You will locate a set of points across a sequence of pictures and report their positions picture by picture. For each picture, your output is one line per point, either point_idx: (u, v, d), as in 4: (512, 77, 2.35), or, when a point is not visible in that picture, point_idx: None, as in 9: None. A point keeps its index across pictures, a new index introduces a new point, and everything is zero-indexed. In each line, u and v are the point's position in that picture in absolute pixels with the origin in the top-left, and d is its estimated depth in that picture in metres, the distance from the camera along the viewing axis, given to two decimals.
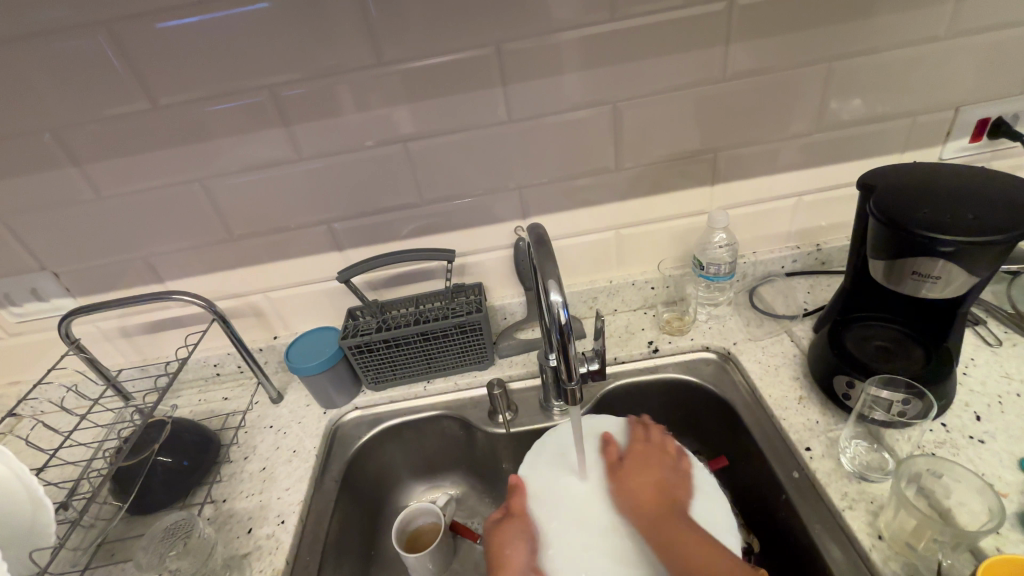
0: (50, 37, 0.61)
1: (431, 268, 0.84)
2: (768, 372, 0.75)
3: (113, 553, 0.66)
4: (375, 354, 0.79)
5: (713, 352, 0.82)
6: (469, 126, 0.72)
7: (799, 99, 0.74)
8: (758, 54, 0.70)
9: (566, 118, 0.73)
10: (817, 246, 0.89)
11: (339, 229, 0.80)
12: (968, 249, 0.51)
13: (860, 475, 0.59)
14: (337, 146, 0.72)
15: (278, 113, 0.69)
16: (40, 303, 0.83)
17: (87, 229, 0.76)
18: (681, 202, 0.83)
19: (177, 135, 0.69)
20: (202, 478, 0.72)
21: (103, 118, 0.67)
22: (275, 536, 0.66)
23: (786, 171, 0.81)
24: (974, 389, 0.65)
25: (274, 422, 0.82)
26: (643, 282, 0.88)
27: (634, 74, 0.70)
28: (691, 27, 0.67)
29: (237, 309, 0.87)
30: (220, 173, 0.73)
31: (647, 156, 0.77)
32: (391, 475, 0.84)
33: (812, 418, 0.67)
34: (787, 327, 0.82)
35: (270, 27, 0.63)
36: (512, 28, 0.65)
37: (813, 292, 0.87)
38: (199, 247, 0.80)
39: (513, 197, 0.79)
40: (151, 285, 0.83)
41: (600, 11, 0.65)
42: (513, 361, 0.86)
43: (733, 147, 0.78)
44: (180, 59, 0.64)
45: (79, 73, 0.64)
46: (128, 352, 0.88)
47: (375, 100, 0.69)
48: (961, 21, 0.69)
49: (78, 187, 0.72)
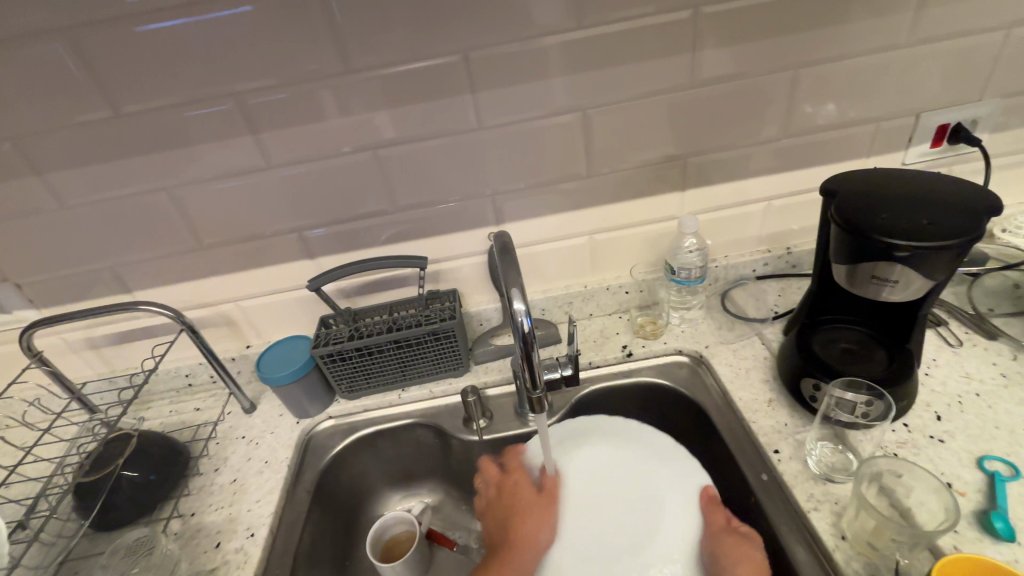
0: (6, 44, 0.60)
1: (405, 275, 0.84)
2: (739, 375, 0.76)
3: (76, 570, 0.64)
4: (349, 362, 0.78)
5: (686, 355, 0.83)
6: (441, 133, 0.72)
7: (765, 106, 0.75)
8: (725, 62, 0.71)
9: (536, 125, 0.73)
10: (788, 250, 0.90)
11: (310, 237, 0.79)
12: (923, 253, 0.52)
13: (826, 477, 0.60)
14: (306, 153, 0.72)
15: (246, 120, 0.68)
16: (1, 315, 0.81)
17: (50, 238, 0.75)
18: (653, 207, 0.83)
19: (142, 143, 0.68)
20: (169, 492, 0.70)
21: (63, 126, 0.66)
22: (244, 549, 0.65)
23: (755, 176, 0.82)
24: (936, 389, 0.67)
25: (246, 432, 0.80)
26: (617, 287, 0.89)
27: (603, 81, 0.70)
28: (659, 35, 0.68)
29: (208, 318, 0.86)
30: (187, 181, 0.72)
31: (618, 163, 0.78)
32: (367, 484, 0.83)
33: (781, 420, 0.68)
34: (758, 330, 0.83)
35: (234, 34, 0.62)
36: (480, 36, 0.65)
37: (784, 295, 0.89)
38: (167, 256, 0.78)
39: (486, 204, 0.79)
40: (118, 295, 0.82)
41: (567, 19, 0.65)
42: (488, 367, 0.86)
43: (703, 152, 0.79)
44: (143, 66, 0.63)
45: (38, 81, 0.63)
46: (95, 363, 0.86)
47: (344, 108, 0.69)
48: (920, 29, 0.71)
49: (40, 196, 0.71)
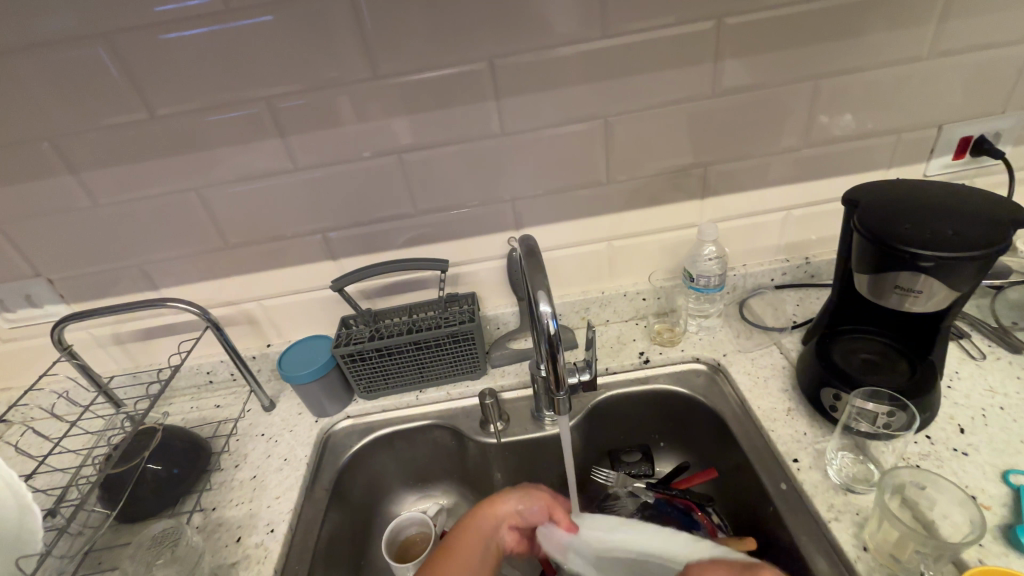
0: (50, 47, 0.62)
1: (425, 278, 0.85)
2: (756, 384, 0.76)
3: (100, 561, 0.66)
4: (368, 363, 0.79)
5: (703, 363, 0.83)
6: (465, 139, 0.73)
7: (787, 114, 0.75)
8: (749, 70, 0.71)
9: (558, 132, 0.74)
10: (806, 259, 0.90)
11: (333, 238, 0.81)
12: (947, 264, 0.52)
13: (846, 487, 0.60)
14: (332, 156, 0.73)
15: (274, 123, 0.70)
16: (33, 310, 0.83)
17: (82, 236, 0.77)
18: (673, 215, 0.84)
19: (174, 144, 0.70)
20: (191, 486, 0.72)
21: (100, 127, 0.68)
22: (264, 544, 0.65)
23: (774, 185, 0.83)
24: (959, 402, 0.66)
25: (265, 430, 0.82)
26: (635, 294, 0.90)
27: (626, 90, 0.71)
28: (681, 44, 0.68)
29: (231, 316, 0.87)
30: (216, 182, 0.74)
31: (638, 171, 0.79)
32: (383, 484, 0.84)
33: (800, 430, 0.68)
34: (776, 339, 0.83)
35: (268, 40, 0.64)
36: (506, 44, 0.67)
37: (802, 305, 0.88)
38: (194, 255, 0.80)
39: (507, 209, 0.80)
40: (145, 292, 0.83)
41: (592, 28, 0.66)
42: (505, 370, 0.86)
43: (723, 161, 0.79)
44: (180, 70, 0.65)
45: (78, 83, 0.65)
46: (120, 358, 0.88)
47: (370, 112, 0.70)
48: (944, 41, 0.71)
49: (76, 194, 0.73)
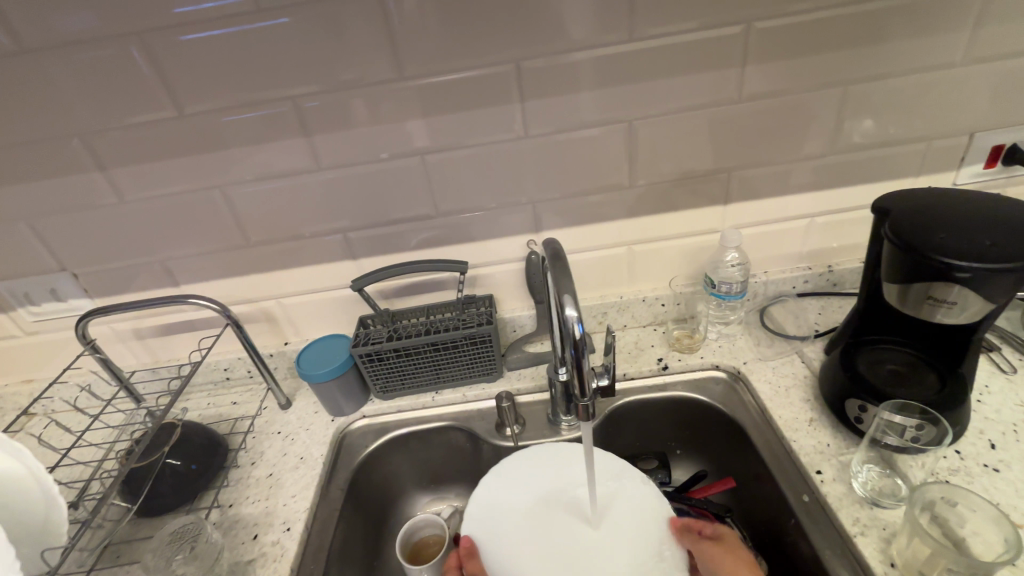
0: (82, 46, 0.63)
1: (443, 279, 0.85)
2: (778, 393, 0.75)
3: (119, 555, 0.66)
4: (385, 363, 0.79)
5: (723, 370, 0.82)
6: (486, 141, 0.73)
7: (814, 120, 0.74)
8: (775, 76, 0.71)
9: (580, 135, 0.74)
10: (829, 268, 0.88)
11: (354, 238, 0.81)
12: (983, 275, 0.51)
13: (872, 501, 0.59)
14: (355, 157, 0.73)
15: (299, 123, 0.70)
16: (57, 304, 0.84)
17: (107, 232, 0.78)
18: (695, 220, 0.83)
19: (199, 143, 0.71)
20: (209, 482, 0.72)
21: (128, 125, 0.69)
22: (281, 542, 0.65)
23: (799, 191, 0.81)
24: (989, 417, 0.65)
25: (282, 427, 0.82)
26: (654, 299, 0.89)
27: (650, 94, 0.71)
28: (707, 48, 0.68)
29: (250, 314, 0.88)
30: (240, 181, 0.74)
31: (661, 175, 0.78)
32: (397, 485, 0.84)
33: (824, 441, 0.67)
34: (798, 348, 0.81)
35: (294, 41, 0.64)
36: (530, 47, 0.66)
37: (825, 313, 0.87)
38: (216, 253, 0.81)
39: (527, 211, 0.80)
40: (167, 288, 0.84)
41: (617, 31, 0.66)
42: (522, 373, 0.86)
43: (747, 167, 0.78)
44: (207, 69, 0.65)
45: (107, 81, 0.66)
46: (141, 353, 0.89)
47: (395, 113, 0.70)
48: (978, 48, 0.70)
49: (103, 190, 0.74)
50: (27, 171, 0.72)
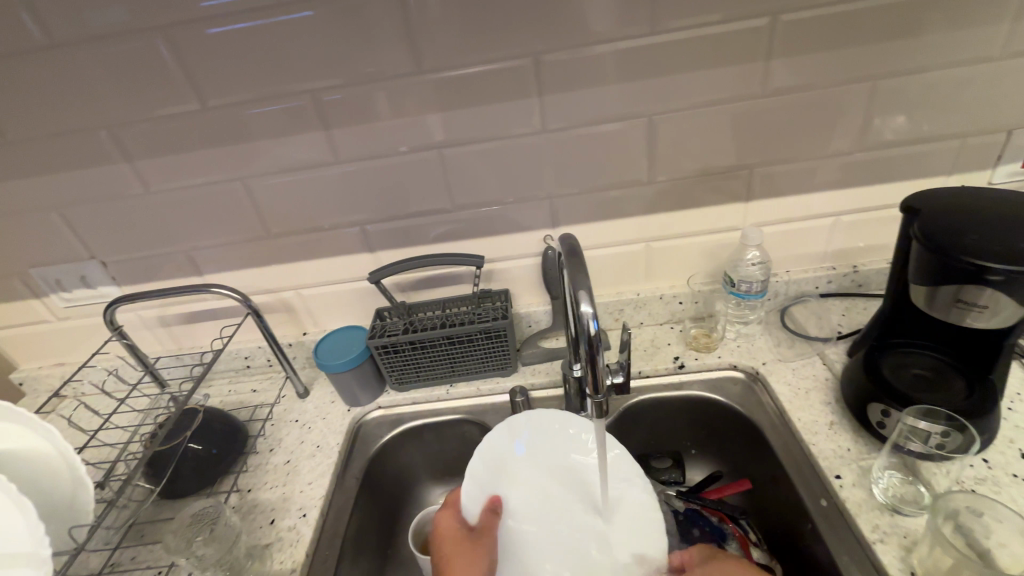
0: (110, 40, 0.65)
1: (459, 273, 0.85)
2: (798, 395, 0.73)
3: (142, 534, 0.69)
4: (401, 355, 0.80)
5: (741, 371, 0.81)
6: (504, 136, 0.73)
7: (841, 116, 0.72)
8: (801, 70, 0.69)
9: (598, 130, 0.73)
10: (854, 268, 0.86)
11: (371, 231, 0.82)
12: (1017, 278, 0.49)
13: (893, 508, 0.57)
14: (373, 150, 0.74)
15: (319, 116, 0.71)
16: (86, 290, 0.87)
17: (133, 222, 0.80)
18: (716, 217, 0.82)
19: (221, 135, 0.72)
20: (228, 467, 0.74)
21: (153, 117, 0.70)
22: (297, 528, 0.67)
23: (823, 189, 0.79)
24: (1020, 425, 0.62)
25: (299, 416, 0.83)
26: (672, 297, 0.88)
27: (670, 88, 0.70)
28: (731, 41, 0.66)
29: (270, 304, 0.90)
30: (260, 173, 0.76)
31: (681, 171, 0.77)
32: (411, 475, 0.85)
33: (843, 445, 0.65)
34: (820, 350, 0.79)
35: (313, 33, 0.65)
36: (549, 41, 0.66)
37: (848, 315, 0.85)
38: (238, 243, 0.83)
39: (544, 207, 0.80)
40: (190, 277, 0.86)
41: (638, 25, 0.65)
42: (536, 369, 0.86)
43: (770, 163, 0.76)
44: (229, 63, 0.67)
45: (133, 74, 0.67)
46: (165, 339, 0.92)
47: (413, 107, 0.70)
48: (1019, 41, 0.66)
49: (129, 181, 0.76)
50: (58, 162, 0.74)
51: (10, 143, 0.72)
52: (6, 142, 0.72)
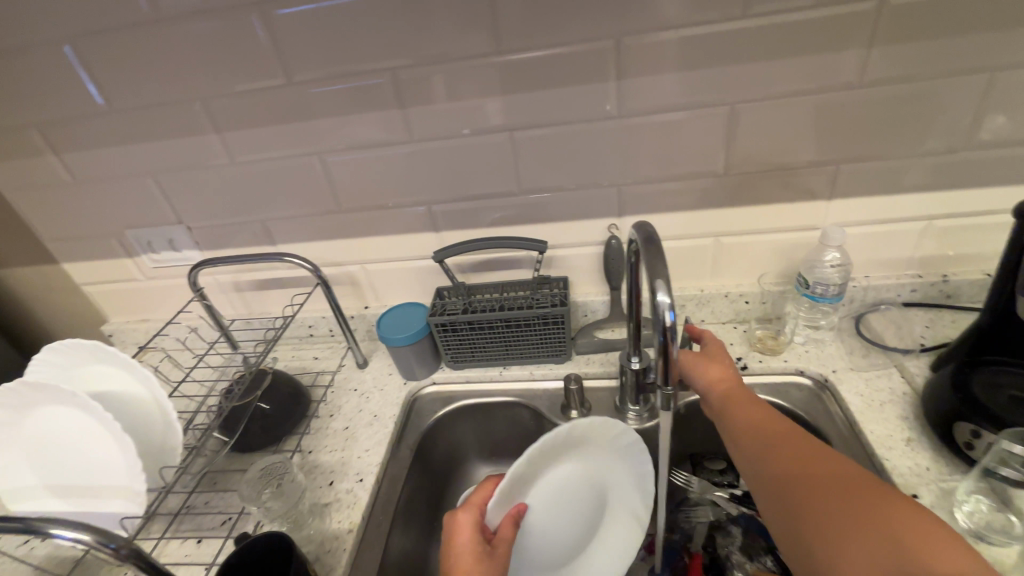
0: (209, 14, 0.68)
1: (520, 258, 0.86)
2: (870, 407, 0.69)
3: (214, 482, 0.74)
4: (458, 335, 0.81)
5: (808, 377, 0.77)
6: (577, 120, 0.72)
7: (946, 112, 0.67)
8: (907, 59, 0.63)
9: (675, 118, 0.70)
10: (944, 278, 0.80)
11: (437, 211, 0.83)
12: None
13: (977, 535, 0.53)
14: (446, 130, 0.75)
15: (396, 95, 0.72)
16: (171, 252, 0.93)
17: (217, 190, 0.85)
18: (794, 214, 0.78)
19: (304, 110, 0.75)
20: (293, 427, 0.78)
21: (243, 91, 0.74)
22: (354, 491, 0.70)
23: (917, 191, 0.74)
24: None
25: (358, 385, 0.87)
26: (738, 295, 0.85)
27: (757, 75, 0.66)
28: (830, 26, 0.62)
29: (336, 277, 0.93)
30: (337, 149, 0.78)
31: (760, 163, 0.73)
32: (460, 452, 0.87)
33: (922, 463, 0.61)
34: (898, 362, 0.75)
35: (398, 12, 0.66)
36: (633, 22, 0.64)
37: (933, 327, 0.79)
38: (311, 216, 0.86)
39: (611, 195, 0.78)
40: (265, 246, 0.91)
41: (729, 7, 0.62)
42: (590, 358, 0.85)
43: (860, 160, 0.72)
44: (316, 40, 0.69)
45: (227, 48, 0.70)
46: (238, 304, 0.97)
47: (488, 88, 0.70)
48: None
49: (217, 152, 0.80)
50: (156, 131, 0.79)
51: (115, 111, 0.78)
52: (112, 110, 0.78)
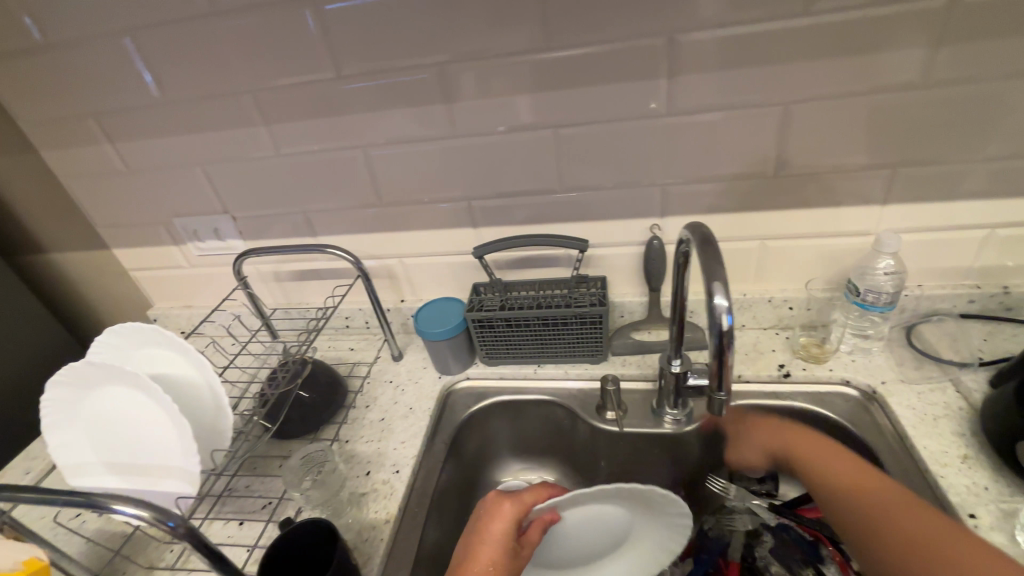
0: (263, 9, 0.69)
1: (559, 256, 0.85)
2: (923, 421, 0.67)
3: (254, 466, 0.75)
4: (494, 331, 0.81)
5: (855, 388, 0.75)
6: (623, 118, 0.71)
7: (1017, 116, 0.63)
8: (977, 59, 0.61)
9: (726, 117, 0.69)
10: (1004, 289, 0.77)
11: (477, 207, 0.83)
12: None
13: None
14: (490, 126, 0.75)
15: (443, 90, 0.72)
16: (216, 241, 0.96)
17: (263, 182, 0.86)
18: (845, 219, 0.75)
19: (351, 103, 0.76)
20: (331, 416, 0.79)
21: (293, 84, 0.75)
22: (391, 482, 0.70)
23: (979, 198, 0.71)
24: None
25: (393, 377, 0.88)
26: (782, 300, 0.83)
27: (815, 74, 0.64)
28: (897, 24, 0.59)
29: (374, 270, 0.94)
30: (381, 143, 0.79)
31: (812, 166, 0.71)
32: (493, 448, 0.87)
33: (980, 483, 0.59)
34: (953, 376, 0.72)
35: (448, 6, 0.66)
36: (686, 19, 0.62)
37: (991, 340, 0.76)
38: (352, 209, 0.87)
39: (655, 194, 0.77)
40: (306, 237, 0.92)
41: (788, 4, 0.60)
42: (626, 359, 0.84)
43: (920, 165, 0.69)
44: (366, 34, 0.69)
45: (279, 41, 0.71)
46: (278, 294, 0.99)
47: (535, 84, 0.70)
48: None
49: (264, 144, 0.82)
50: (207, 122, 0.81)
51: (170, 103, 0.80)
52: (166, 102, 0.80)
